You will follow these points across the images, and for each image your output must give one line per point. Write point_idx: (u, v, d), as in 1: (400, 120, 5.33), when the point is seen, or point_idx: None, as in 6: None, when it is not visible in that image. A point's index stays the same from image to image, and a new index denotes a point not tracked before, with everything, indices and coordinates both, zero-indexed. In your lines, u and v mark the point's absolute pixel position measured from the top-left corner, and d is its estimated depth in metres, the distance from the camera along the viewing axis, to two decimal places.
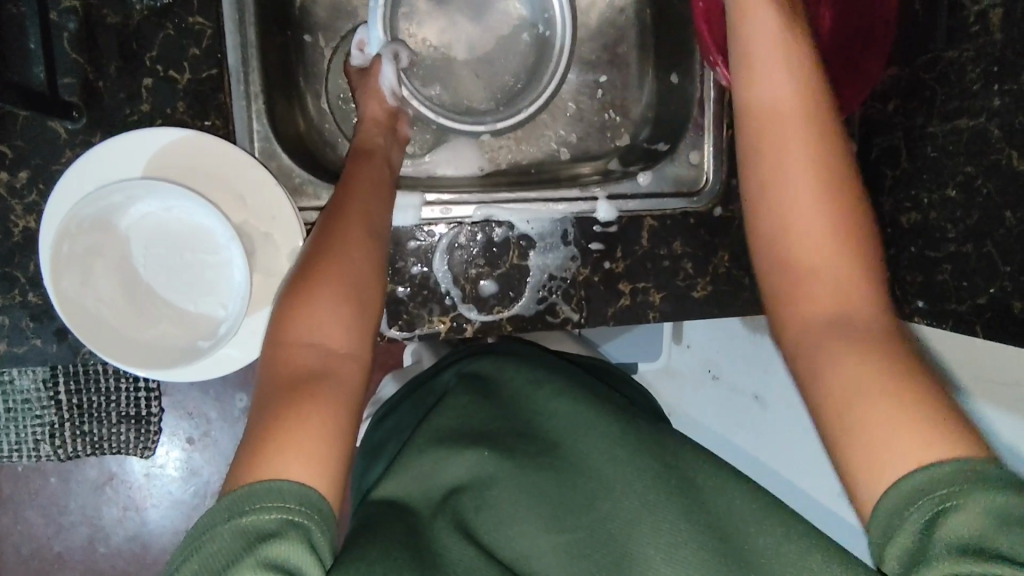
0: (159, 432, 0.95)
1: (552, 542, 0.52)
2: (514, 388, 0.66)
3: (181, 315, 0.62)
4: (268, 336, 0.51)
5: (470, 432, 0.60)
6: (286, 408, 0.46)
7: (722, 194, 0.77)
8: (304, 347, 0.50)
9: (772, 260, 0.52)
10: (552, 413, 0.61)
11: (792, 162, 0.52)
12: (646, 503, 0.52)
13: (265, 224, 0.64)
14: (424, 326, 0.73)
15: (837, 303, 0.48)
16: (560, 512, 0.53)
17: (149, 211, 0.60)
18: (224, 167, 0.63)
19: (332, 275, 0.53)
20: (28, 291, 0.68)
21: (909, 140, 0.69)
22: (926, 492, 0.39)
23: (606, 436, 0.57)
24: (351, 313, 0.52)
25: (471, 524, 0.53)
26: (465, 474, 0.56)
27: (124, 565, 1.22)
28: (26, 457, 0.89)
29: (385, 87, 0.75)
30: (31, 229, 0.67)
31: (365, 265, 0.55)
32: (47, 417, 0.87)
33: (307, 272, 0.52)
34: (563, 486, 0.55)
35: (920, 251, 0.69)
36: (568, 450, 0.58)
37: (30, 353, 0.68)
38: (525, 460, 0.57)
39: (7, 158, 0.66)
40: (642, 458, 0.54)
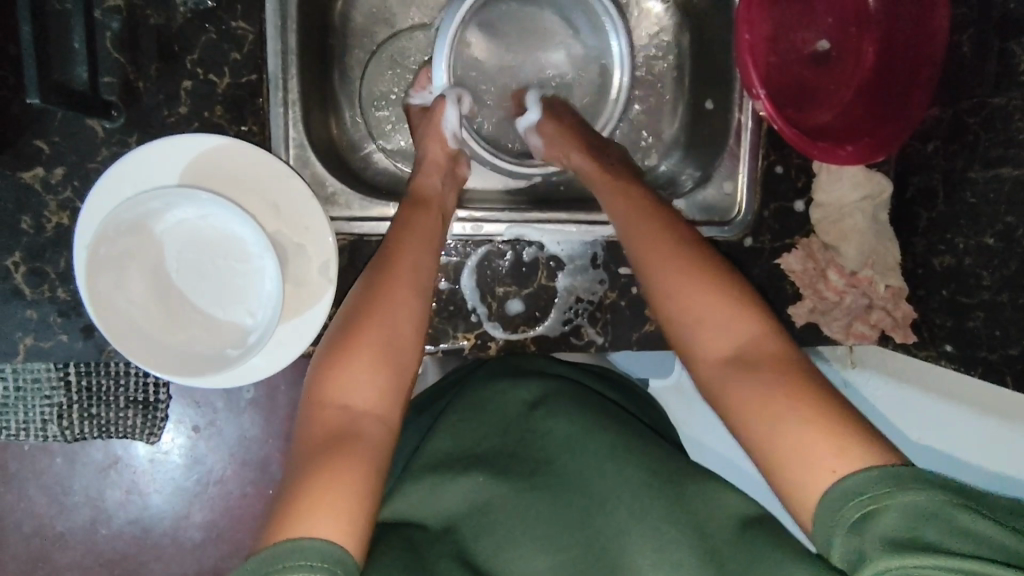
0: (166, 418, 0.96)
1: (550, 560, 0.52)
2: (498, 398, 0.64)
3: (210, 321, 0.62)
4: (307, 396, 0.55)
5: (466, 454, 0.60)
6: (317, 474, 0.48)
7: (753, 225, 0.77)
8: (338, 410, 0.53)
9: (681, 326, 0.58)
10: (548, 425, 0.60)
11: (655, 231, 0.62)
12: (635, 513, 0.52)
13: (298, 235, 0.64)
14: (449, 342, 0.73)
15: (737, 345, 0.55)
16: (557, 529, 0.53)
17: (185, 217, 0.60)
18: (261, 176, 0.63)
19: (369, 340, 0.56)
20: (57, 286, 0.68)
21: (948, 183, 0.69)
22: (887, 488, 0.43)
23: (600, 451, 0.56)
24: (385, 376, 0.55)
25: (469, 549, 0.54)
26: (462, 498, 0.56)
27: (123, 548, 1.23)
28: (33, 437, 0.90)
29: (448, 131, 0.74)
30: (64, 226, 0.67)
31: (408, 328, 0.58)
32: (57, 398, 0.87)
33: (350, 333, 0.56)
34: (559, 501, 0.54)
35: (951, 295, 0.69)
36: (562, 465, 0.57)
37: (57, 349, 0.68)
38: (516, 478, 0.57)
39: (44, 153, 0.66)
40: (630, 469, 0.54)
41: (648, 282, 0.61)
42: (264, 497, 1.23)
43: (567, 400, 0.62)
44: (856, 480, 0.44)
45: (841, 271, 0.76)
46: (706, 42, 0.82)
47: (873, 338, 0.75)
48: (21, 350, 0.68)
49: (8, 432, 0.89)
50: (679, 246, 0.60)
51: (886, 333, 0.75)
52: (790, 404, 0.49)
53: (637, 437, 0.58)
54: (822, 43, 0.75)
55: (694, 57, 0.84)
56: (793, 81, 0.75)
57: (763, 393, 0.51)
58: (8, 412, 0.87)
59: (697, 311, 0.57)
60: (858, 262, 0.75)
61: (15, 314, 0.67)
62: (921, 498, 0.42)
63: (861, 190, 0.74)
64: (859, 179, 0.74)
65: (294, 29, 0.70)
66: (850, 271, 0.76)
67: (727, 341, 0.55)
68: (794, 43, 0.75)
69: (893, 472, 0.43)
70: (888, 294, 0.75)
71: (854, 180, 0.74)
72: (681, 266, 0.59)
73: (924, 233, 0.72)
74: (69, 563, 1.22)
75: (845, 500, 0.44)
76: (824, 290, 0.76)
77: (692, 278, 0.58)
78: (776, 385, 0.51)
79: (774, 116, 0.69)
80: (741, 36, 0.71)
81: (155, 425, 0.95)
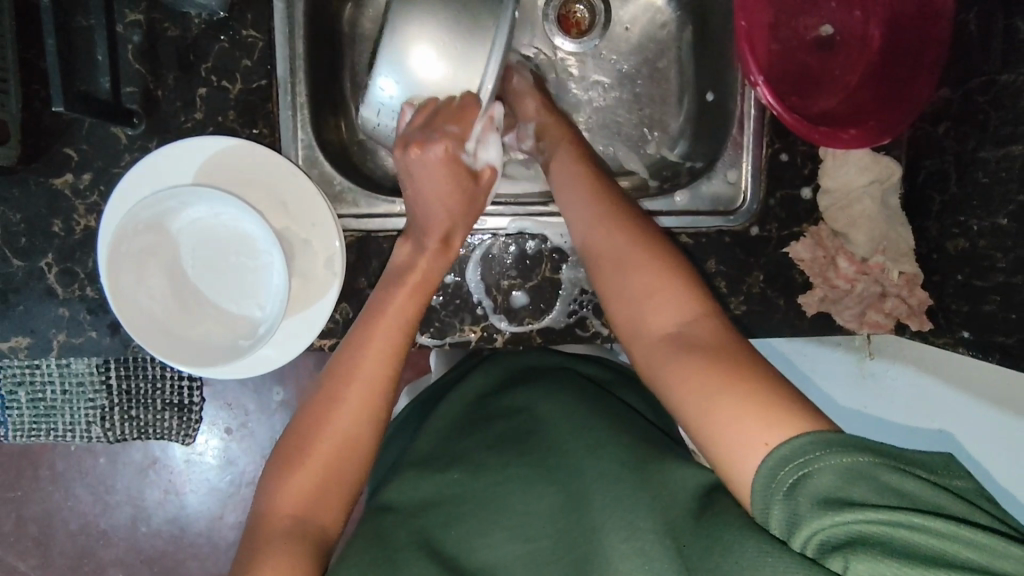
0: (200, 419, 1.04)
1: (520, 549, 0.53)
2: (502, 406, 0.68)
3: (223, 314, 0.65)
4: (287, 441, 0.60)
5: (443, 453, 0.64)
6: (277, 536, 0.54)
7: (760, 214, 0.76)
8: (307, 458, 0.58)
9: (616, 292, 0.59)
10: (539, 427, 0.63)
11: (604, 206, 0.65)
12: (616, 498, 0.51)
13: (304, 230, 0.66)
14: (455, 334, 0.75)
15: (687, 335, 0.54)
16: (529, 526, 0.54)
17: (199, 215, 0.63)
18: (268, 174, 0.65)
19: (347, 413, 0.59)
20: (87, 285, 0.72)
21: (959, 164, 0.67)
22: (800, 457, 0.44)
23: (591, 443, 0.57)
24: (348, 426, 0.59)
25: (437, 540, 0.54)
26: (434, 492, 0.59)
27: (162, 546, 1.28)
28: (77, 438, 0.95)
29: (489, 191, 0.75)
30: (92, 227, 0.72)
31: (378, 373, 0.61)
32: (100, 400, 0.93)
33: (330, 387, 0.61)
34: (543, 496, 0.56)
35: (966, 279, 0.67)
36: (553, 462, 0.58)
37: (87, 344, 0.72)
38: (490, 471, 0.59)
39: (73, 160, 0.70)
40: (605, 463, 0.54)
41: (592, 256, 0.63)
42: None
43: (558, 403, 0.64)
44: (779, 456, 0.45)
45: (851, 258, 0.74)
46: (708, 32, 0.81)
47: (888, 327, 0.74)
48: (56, 346, 0.72)
49: (55, 433, 0.94)
50: (629, 221, 0.62)
51: (901, 322, 0.74)
52: (707, 361, 0.51)
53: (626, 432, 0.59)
54: (824, 28, 0.74)
55: (698, 49, 0.84)
56: (795, 68, 0.75)
57: (679, 352, 0.53)
58: (55, 415, 0.93)
59: (636, 287, 0.58)
60: (869, 249, 0.73)
61: (50, 313, 0.72)
62: (848, 462, 0.42)
63: (868, 174, 0.73)
64: (866, 164, 0.73)
65: (301, 36, 0.72)
66: (860, 258, 0.74)
67: (668, 321, 0.56)
68: (796, 30, 0.74)
69: (816, 440, 0.44)
70: (901, 282, 0.73)
71: (861, 165, 0.73)
72: (624, 237, 0.61)
73: (936, 217, 0.71)
74: (111, 560, 1.27)
75: (766, 487, 0.45)
76: (834, 278, 0.74)
77: (634, 251, 0.60)
78: (689, 342, 0.53)
79: (772, 101, 0.68)
80: (739, 23, 0.71)
81: (190, 426, 1.03)
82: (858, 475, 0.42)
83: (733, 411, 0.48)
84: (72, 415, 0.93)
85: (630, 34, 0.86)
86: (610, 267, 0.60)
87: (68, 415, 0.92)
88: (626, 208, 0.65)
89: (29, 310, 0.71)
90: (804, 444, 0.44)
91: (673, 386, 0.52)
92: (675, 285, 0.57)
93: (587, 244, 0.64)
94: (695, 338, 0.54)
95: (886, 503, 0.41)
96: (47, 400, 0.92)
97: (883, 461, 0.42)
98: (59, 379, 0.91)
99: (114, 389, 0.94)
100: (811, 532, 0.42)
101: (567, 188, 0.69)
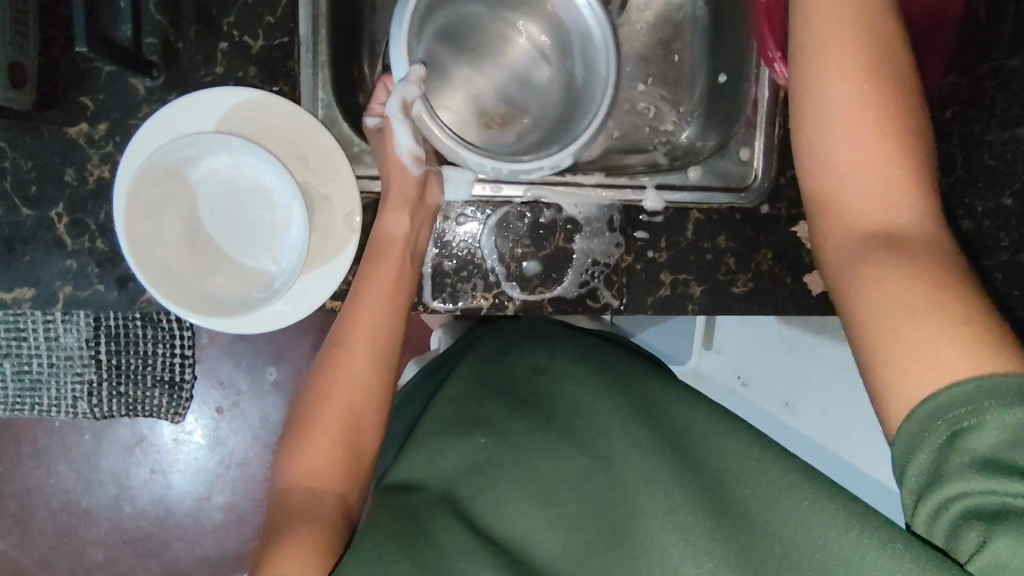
0: (188, 397, 1.12)
1: (544, 515, 0.55)
2: (513, 371, 0.72)
3: (239, 268, 0.65)
4: (306, 409, 0.63)
5: (464, 415, 0.66)
6: (303, 499, 0.57)
7: (770, 193, 0.78)
8: (335, 423, 0.62)
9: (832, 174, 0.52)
10: (559, 393, 0.67)
11: (853, 60, 0.51)
12: (645, 468, 0.55)
13: (324, 186, 0.66)
14: (466, 301, 0.75)
15: (902, 234, 0.49)
16: (554, 488, 0.57)
17: (219, 165, 0.63)
18: (290, 127, 0.65)
19: (349, 382, 0.64)
20: (97, 237, 0.71)
21: (965, 149, 0.68)
22: (946, 412, 0.43)
23: (611, 410, 0.61)
24: (367, 392, 0.64)
25: (467, 509, 0.57)
26: (461, 458, 0.61)
27: (147, 526, 1.26)
28: (63, 413, 0.99)
29: (404, 153, 0.71)
30: (105, 178, 0.71)
31: (386, 337, 0.66)
32: (88, 375, 0.98)
33: (341, 351, 0.65)
34: (573, 459, 0.59)
35: (967, 262, 0.68)
36: (574, 429, 0.62)
37: (93, 298, 0.71)
38: (516, 434, 0.62)
39: (89, 109, 0.70)
40: (636, 430, 0.58)
41: (811, 117, 0.53)
42: None
43: (572, 367, 0.69)
44: (916, 416, 0.44)
45: None
46: (723, 15, 0.82)
47: None
48: (60, 299, 0.71)
49: (39, 408, 0.96)
50: (883, 92, 0.51)
51: None
52: (919, 275, 0.46)
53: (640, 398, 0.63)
54: None
55: (713, 31, 0.85)
56: None
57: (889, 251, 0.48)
58: (40, 388, 0.95)
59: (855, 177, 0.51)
60: None
61: (56, 265, 0.71)
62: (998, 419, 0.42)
63: None
64: None
65: None
66: None
67: (885, 215, 0.50)
68: None
69: (971, 395, 0.42)
70: None
71: None
72: (864, 107, 0.50)
73: (939, 199, 0.70)
74: (94, 539, 1.25)
75: (910, 443, 0.44)
76: None
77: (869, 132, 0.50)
78: (895, 241, 0.49)
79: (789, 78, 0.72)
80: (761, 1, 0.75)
81: (179, 403, 1.11)
82: (1004, 435, 0.42)
83: (924, 333, 0.45)
84: (61, 388, 0.96)
85: (646, 15, 0.87)
86: (826, 142, 0.52)
87: (55, 387, 0.96)
88: (881, 65, 0.51)
89: (35, 261, 0.70)
90: (965, 391, 0.42)
91: (845, 275, 0.51)
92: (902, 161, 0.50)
93: (804, 106, 0.53)
94: (909, 237, 0.49)
95: None
96: (35, 372, 0.94)
97: None
98: (47, 353, 0.93)
99: (103, 364, 0.99)
100: (947, 502, 0.43)
101: (810, 19, 0.53)
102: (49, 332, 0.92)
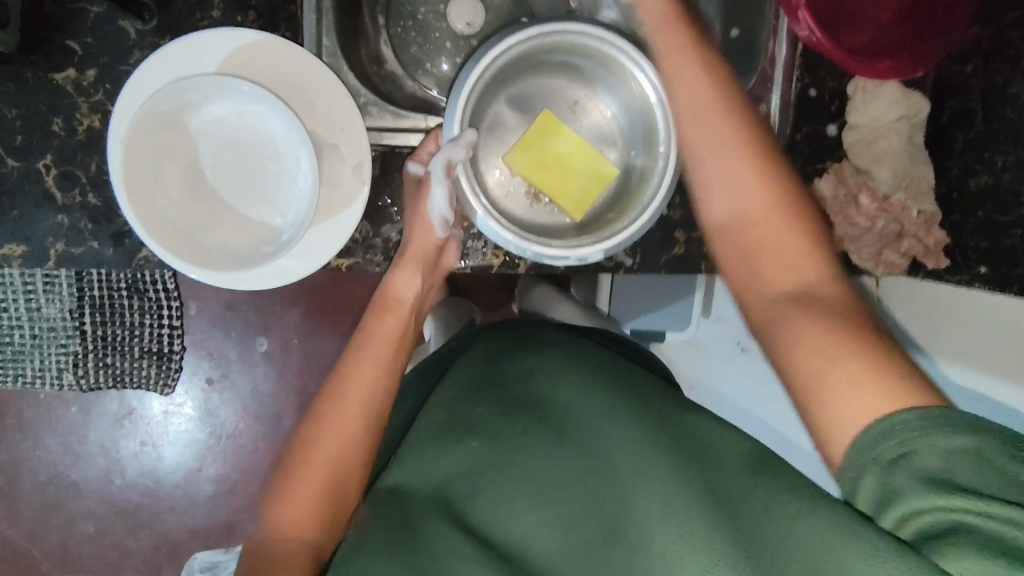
0: (179, 368, 1.09)
1: (541, 516, 0.53)
2: (504, 365, 0.67)
3: (243, 221, 0.62)
4: (300, 438, 0.63)
5: (454, 424, 0.61)
6: (286, 538, 0.57)
7: (786, 148, 0.76)
8: (324, 457, 0.61)
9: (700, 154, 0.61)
10: (547, 387, 0.63)
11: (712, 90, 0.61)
12: (650, 468, 0.51)
13: (333, 135, 0.63)
14: (478, 258, 0.74)
15: (809, 296, 0.53)
16: (551, 489, 0.54)
17: (221, 112, 0.60)
18: (298, 72, 0.62)
19: (342, 424, 0.62)
20: (88, 191, 0.67)
21: (986, 102, 0.68)
22: (892, 433, 0.43)
23: (600, 410, 0.58)
24: (361, 430, 0.63)
25: (462, 511, 0.55)
26: (449, 470, 0.57)
27: (137, 498, 1.23)
28: (48, 384, 0.99)
29: (436, 215, 0.68)
30: (95, 129, 0.67)
31: (382, 380, 0.65)
32: (72, 346, 0.98)
33: (336, 389, 0.64)
34: (563, 458, 0.56)
35: (987, 215, 0.68)
36: (564, 422, 0.59)
37: (87, 256, 0.68)
38: (507, 427, 0.59)
39: (76, 54, 0.66)
40: (629, 424, 0.55)
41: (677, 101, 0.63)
42: (276, 452, 1.23)
43: (560, 359, 0.65)
44: (874, 431, 0.44)
45: (873, 195, 0.74)
46: None
47: (902, 266, 0.74)
48: (52, 256, 0.68)
49: (24, 379, 0.98)
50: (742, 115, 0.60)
51: (916, 261, 0.74)
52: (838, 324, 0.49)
53: (640, 396, 0.59)
54: None
55: None
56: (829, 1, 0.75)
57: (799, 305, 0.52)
58: (25, 359, 0.96)
59: (749, 214, 0.57)
60: (892, 185, 0.73)
61: (45, 221, 0.67)
62: (954, 440, 0.41)
63: (898, 109, 0.72)
64: (897, 98, 0.72)
65: None
66: (882, 195, 0.74)
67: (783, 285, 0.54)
68: None
69: (929, 414, 0.42)
70: (920, 220, 0.73)
71: (891, 99, 0.72)
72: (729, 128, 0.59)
73: (959, 155, 0.72)
74: (83, 512, 1.23)
75: (861, 459, 0.44)
76: (854, 214, 0.74)
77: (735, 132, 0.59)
78: (807, 299, 0.52)
79: (813, 26, 0.68)
80: None
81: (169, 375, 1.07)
82: (958, 452, 0.41)
83: (835, 360, 0.48)
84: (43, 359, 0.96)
85: None
86: (701, 169, 0.61)
87: (38, 359, 0.96)
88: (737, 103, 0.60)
89: (22, 215, 0.67)
90: (904, 420, 0.43)
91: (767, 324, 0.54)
92: (817, 256, 0.54)
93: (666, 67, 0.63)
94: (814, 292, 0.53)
95: (987, 491, 0.39)
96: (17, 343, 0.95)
97: (989, 441, 0.41)
98: (29, 324, 0.94)
99: (88, 335, 0.98)
100: (901, 521, 0.42)
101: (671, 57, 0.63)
102: (30, 302, 0.93)
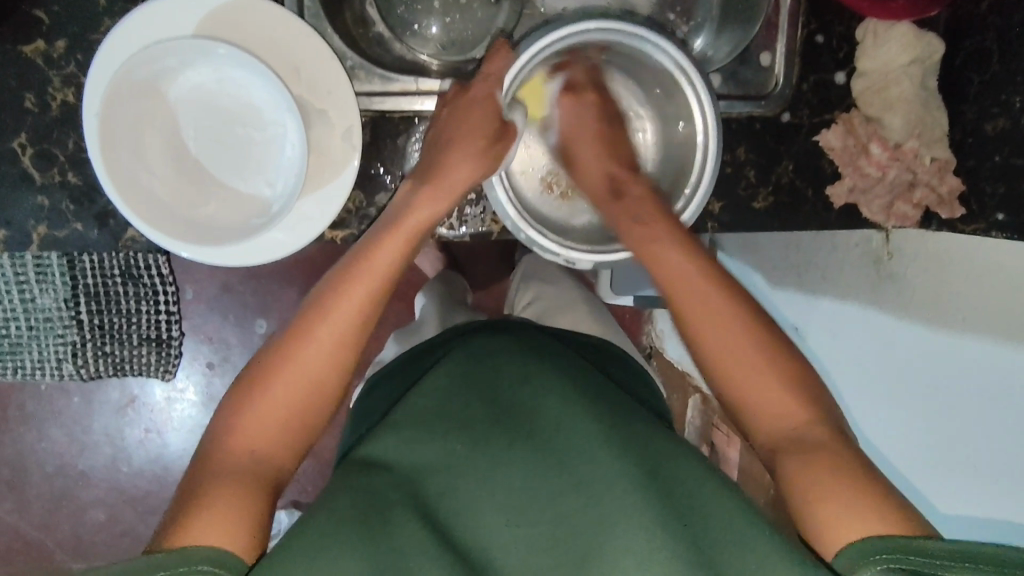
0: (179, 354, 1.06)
1: (513, 533, 0.49)
2: (498, 366, 0.61)
3: (230, 193, 0.59)
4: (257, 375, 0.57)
5: (442, 410, 0.57)
6: (230, 482, 0.51)
7: (792, 99, 0.74)
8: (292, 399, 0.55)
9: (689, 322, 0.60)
10: (537, 399, 0.57)
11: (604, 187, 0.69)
12: (645, 500, 0.48)
13: (321, 99, 0.60)
14: (475, 225, 0.71)
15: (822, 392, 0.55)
16: (526, 503, 0.50)
17: (201, 79, 0.57)
18: (279, 33, 0.59)
19: (310, 366, 0.56)
20: (67, 170, 0.64)
21: (1003, 41, 0.64)
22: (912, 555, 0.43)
23: (590, 431, 0.53)
24: (334, 379, 0.57)
25: (432, 507, 0.51)
26: (433, 457, 0.53)
27: (145, 486, 1.23)
28: (48, 376, 0.97)
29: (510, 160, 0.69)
30: (70, 103, 0.64)
31: (359, 333, 0.59)
32: (70, 336, 0.96)
33: (308, 328, 0.58)
34: (542, 474, 0.51)
35: (1006, 159, 0.65)
36: (551, 436, 0.54)
37: (72, 238, 0.65)
38: (496, 436, 0.54)
39: (43, 24, 0.62)
40: (625, 453, 0.51)
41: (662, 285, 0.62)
42: None
43: (555, 370, 0.60)
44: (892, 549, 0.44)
45: (884, 144, 0.72)
46: None
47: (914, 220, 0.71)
48: (35, 239, 0.65)
49: (24, 371, 0.96)
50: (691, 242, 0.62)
51: (929, 212, 0.70)
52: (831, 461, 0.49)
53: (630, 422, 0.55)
54: None
55: None
56: None
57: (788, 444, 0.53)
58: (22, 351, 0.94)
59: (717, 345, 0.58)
60: (904, 134, 0.71)
61: (26, 203, 0.64)
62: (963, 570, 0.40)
63: (911, 52, 0.69)
64: (909, 40, 0.68)
65: None
66: (894, 144, 0.72)
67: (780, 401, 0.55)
68: None
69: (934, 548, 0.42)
70: (933, 168, 0.71)
71: (904, 41, 0.68)
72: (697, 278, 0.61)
73: (975, 99, 0.68)
74: (92, 501, 1.22)
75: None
76: (865, 165, 0.73)
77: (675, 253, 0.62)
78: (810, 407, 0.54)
79: None
80: None
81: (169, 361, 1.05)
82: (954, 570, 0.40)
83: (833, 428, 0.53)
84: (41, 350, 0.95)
85: None
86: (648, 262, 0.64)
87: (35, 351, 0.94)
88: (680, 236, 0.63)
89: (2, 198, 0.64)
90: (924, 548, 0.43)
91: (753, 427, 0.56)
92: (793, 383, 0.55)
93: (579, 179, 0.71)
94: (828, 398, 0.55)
95: None
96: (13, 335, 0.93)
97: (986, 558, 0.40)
98: (24, 316, 0.93)
99: (85, 324, 0.96)
100: None
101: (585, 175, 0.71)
102: (23, 294, 0.91)
